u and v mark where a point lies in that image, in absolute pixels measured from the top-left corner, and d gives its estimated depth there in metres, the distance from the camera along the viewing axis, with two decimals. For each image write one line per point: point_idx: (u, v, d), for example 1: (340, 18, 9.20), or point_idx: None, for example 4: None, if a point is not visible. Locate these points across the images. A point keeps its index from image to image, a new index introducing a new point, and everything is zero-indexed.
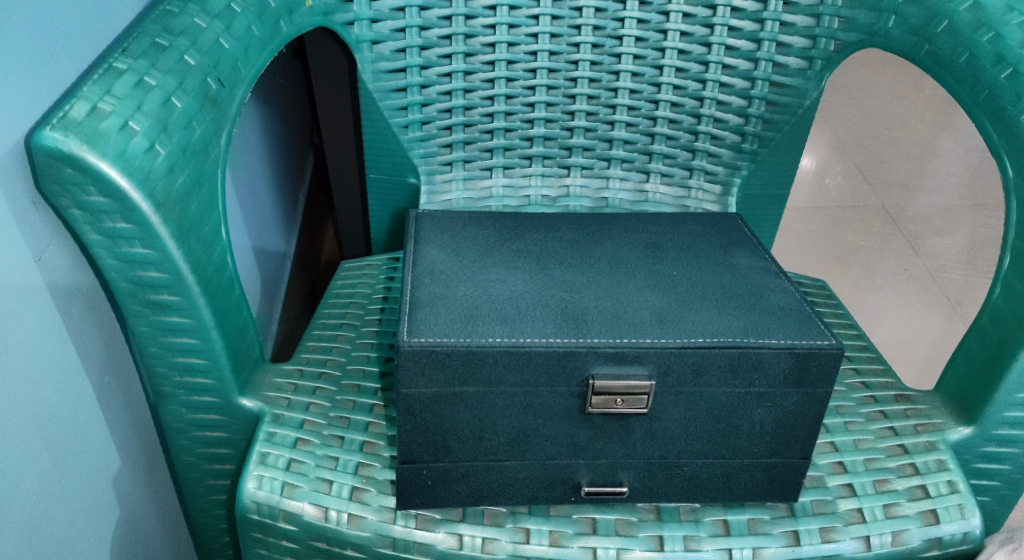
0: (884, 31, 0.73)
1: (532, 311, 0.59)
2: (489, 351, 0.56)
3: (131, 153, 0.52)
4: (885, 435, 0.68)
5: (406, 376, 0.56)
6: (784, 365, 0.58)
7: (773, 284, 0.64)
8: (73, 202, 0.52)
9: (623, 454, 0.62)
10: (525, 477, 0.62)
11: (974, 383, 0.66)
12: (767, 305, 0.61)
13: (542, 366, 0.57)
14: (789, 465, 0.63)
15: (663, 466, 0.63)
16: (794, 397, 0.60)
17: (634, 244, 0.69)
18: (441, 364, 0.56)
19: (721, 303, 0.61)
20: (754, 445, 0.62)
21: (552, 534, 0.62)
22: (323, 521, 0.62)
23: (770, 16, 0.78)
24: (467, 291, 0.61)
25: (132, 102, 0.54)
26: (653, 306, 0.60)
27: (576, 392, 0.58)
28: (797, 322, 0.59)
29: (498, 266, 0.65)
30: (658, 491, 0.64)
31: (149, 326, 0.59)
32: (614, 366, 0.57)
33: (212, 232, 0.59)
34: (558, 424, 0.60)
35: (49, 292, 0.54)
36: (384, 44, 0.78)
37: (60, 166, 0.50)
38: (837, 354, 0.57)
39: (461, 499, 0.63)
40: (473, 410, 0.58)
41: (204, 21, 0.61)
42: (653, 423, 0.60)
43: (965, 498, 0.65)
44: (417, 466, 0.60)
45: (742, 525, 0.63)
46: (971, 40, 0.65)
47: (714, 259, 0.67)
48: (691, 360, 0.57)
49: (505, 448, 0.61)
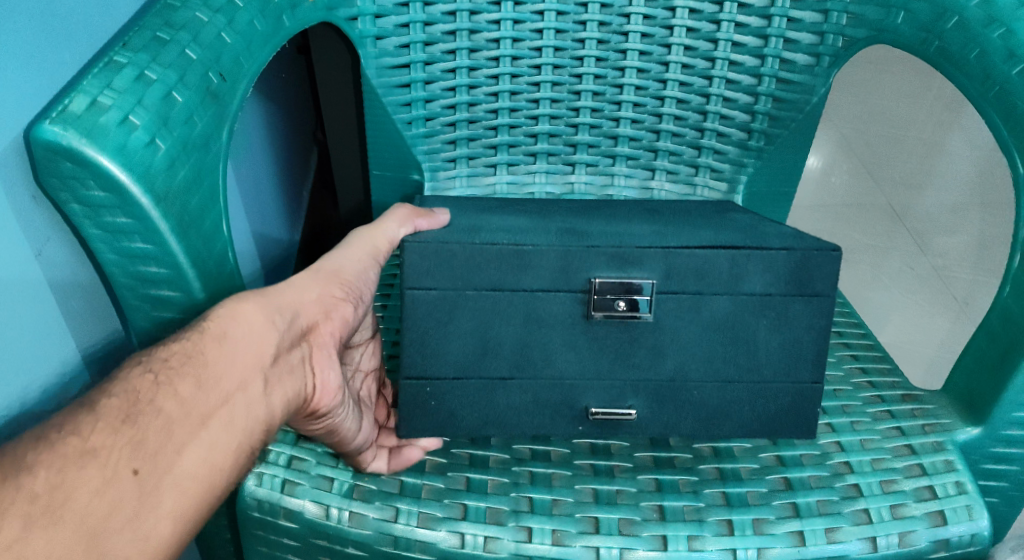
0: (893, 27, 0.72)
1: (537, 232, 0.62)
2: (493, 249, 0.58)
3: (131, 147, 0.52)
4: (893, 435, 0.68)
5: (413, 273, 0.58)
6: (782, 266, 0.59)
7: (765, 224, 0.66)
8: (73, 196, 0.52)
9: (631, 377, 0.62)
10: (533, 399, 0.62)
11: (983, 382, 0.67)
12: (757, 230, 0.64)
13: (546, 267, 0.59)
14: (800, 391, 0.63)
15: (673, 391, 0.62)
16: (797, 306, 0.60)
17: (635, 210, 0.71)
18: (446, 258, 0.58)
19: (714, 228, 0.64)
20: (762, 368, 0.62)
21: (555, 533, 0.60)
22: (324, 520, 0.61)
23: (777, 12, 0.77)
24: (471, 222, 0.65)
25: (131, 96, 0.53)
26: (650, 230, 0.63)
27: (580, 298, 0.60)
28: (788, 236, 0.62)
29: (498, 214, 0.68)
30: (667, 423, 0.63)
31: (150, 322, 0.58)
32: (616, 269, 0.59)
33: (214, 227, 0.59)
34: (565, 334, 0.61)
35: (47, 285, 0.55)
36: (388, 40, 0.77)
37: (60, 160, 0.50)
38: (834, 255, 0.59)
39: (467, 423, 0.63)
40: (475, 315, 0.60)
41: (206, 15, 0.61)
42: (659, 337, 0.61)
43: (973, 500, 0.64)
44: (423, 381, 0.61)
45: (746, 525, 0.62)
46: (982, 36, 0.65)
47: (709, 215, 0.69)
48: (692, 263, 0.59)
49: (511, 365, 0.61)
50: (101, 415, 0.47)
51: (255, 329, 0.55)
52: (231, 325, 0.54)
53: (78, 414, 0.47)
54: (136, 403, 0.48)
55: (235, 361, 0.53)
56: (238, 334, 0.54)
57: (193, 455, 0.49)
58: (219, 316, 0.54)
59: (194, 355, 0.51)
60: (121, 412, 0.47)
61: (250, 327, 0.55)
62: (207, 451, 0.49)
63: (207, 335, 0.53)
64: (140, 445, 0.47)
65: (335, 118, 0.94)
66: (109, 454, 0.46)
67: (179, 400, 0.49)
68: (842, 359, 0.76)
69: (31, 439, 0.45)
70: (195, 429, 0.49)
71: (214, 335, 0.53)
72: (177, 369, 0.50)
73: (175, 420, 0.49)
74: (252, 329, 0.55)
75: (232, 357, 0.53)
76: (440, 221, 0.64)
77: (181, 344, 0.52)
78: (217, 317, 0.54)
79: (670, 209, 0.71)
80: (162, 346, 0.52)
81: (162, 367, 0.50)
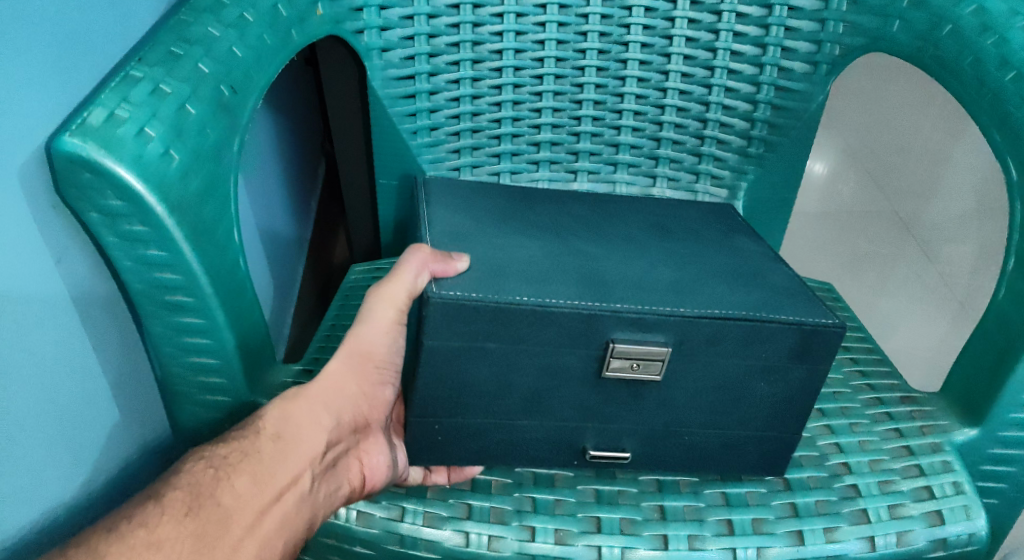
0: (889, 36, 0.74)
1: (555, 276, 0.61)
2: (517, 311, 0.57)
3: (147, 158, 0.54)
4: (891, 436, 0.69)
5: (433, 328, 0.57)
6: (790, 340, 0.60)
7: (771, 262, 0.67)
8: (91, 205, 0.54)
9: (628, 422, 0.63)
10: (537, 437, 0.64)
11: (979, 384, 0.68)
12: (774, 285, 0.63)
13: (566, 328, 0.58)
14: (783, 441, 0.65)
15: (666, 434, 0.64)
16: (799, 372, 0.61)
17: (642, 224, 0.72)
18: (469, 317, 0.57)
19: (725, 277, 0.64)
20: (754, 419, 0.64)
21: (557, 533, 0.62)
22: (332, 518, 0.63)
23: (775, 21, 0.79)
24: (491, 253, 0.63)
25: (147, 109, 0.56)
26: (668, 279, 0.62)
27: (595, 356, 0.60)
28: (807, 305, 0.61)
29: (515, 235, 0.67)
30: (657, 458, 0.65)
31: (165, 327, 0.60)
32: (634, 332, 0.58)
33: (225, 235, 0.61)
34: (572, 388, 0.61)
35: (68, 292, 0.57)
36: (393, 52, 0.79)
37: (79, 171, 0.52)
38: (840, 333, 0.59)
39: (470, 457, 0.64)
40: (492, 365, 0.60)
41: (218, 30, 0.63)
42: (662, 392, 0.62)
43: (970, 500, 0.65)
44: (431, 420, 0.62)
45: (746, 525, 0.63)
46: (976, 44, 0.66)
47: (716, 240, 0.70)
48: (706, 330, 0.59)
49: (518, 408, 0.62)
50: (167, 506, 0.52)
51: (307, 429, 0.60)
52: (286, 426, 0.59)
53: (147, 505, 0.52)
54: (198, 497, 0.53)
55: (289, 458, 0.58)
56: (290, 433, 0.59)
57: (247, 548, 0.53)
58: (274, 416, 0.59)
59: (250, 454, 0.57)
60: (185, 505, 0.53)
61: (303, 426, 0.60)
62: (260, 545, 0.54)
63: (264, 436, 0.58)
64: (201, 536, 0.52)
65: (341, 132, 0.95)
66: (172, 544, 0.51)
67: (237, 496, 0.55)
68: (841, 361, 0.78)
69: (106, 529, 0.51)
70: (250, 523, 0.54)
71: (270, 436, 0.58)
72: (235, 467, 0.56)
73: (233, 516, 0.54)
74: (305, 427, 0.60)
75: (286, 457, 0.58)
76: (458, 268, 0.59)
77: (239, 442, 0.57)
78: (272, 417, 0.60)
79: (679, 230, 0.72)
80: (223, 445, 0.57)
81: (223, 463, 0.56)
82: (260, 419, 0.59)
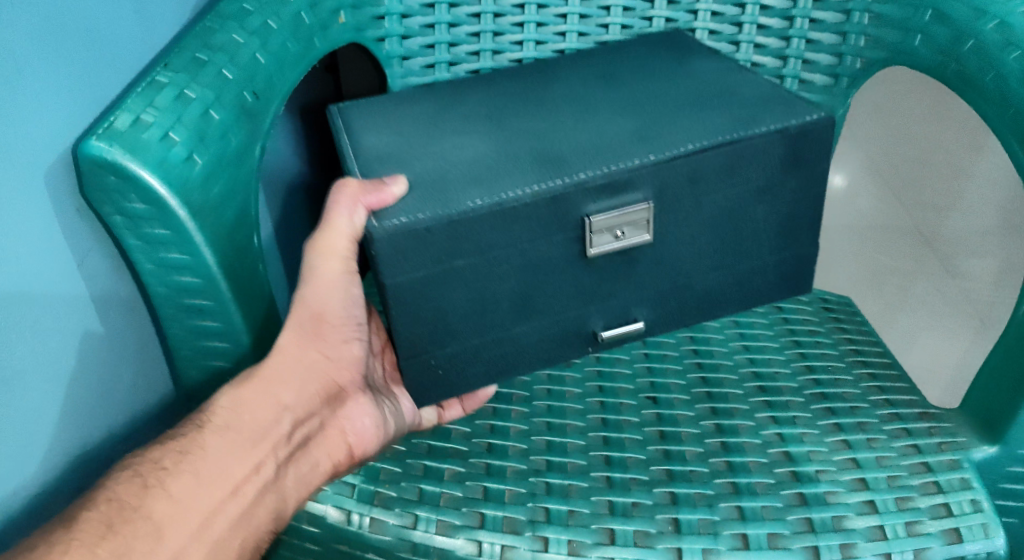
0: (911, 49, 0.74)
1: (508, 166, 0.64)
2: (476, 217, 0.61)
3: (170, 162, 0.55)
4: (909, 453, 0.68)
5: (388, 265, 0.61)
6: (778, 147, 0.65)
7: (730, 83, 0.71)
8: (115, 209, 0.54)
9: (630, 291, 0.69)
10: (536, 340, 0.69)
11: (999, 400, 0.68)
12: (744, 97, 0.68)
13: (534, 218, 0.62)
14: (797, 258, 0.73)
15: (675, 291, 0.70)
16: (792, 181, 0.68)
17: (588, 77, 0.76)
18: (424, 240, 0.60)
19: (695, 110, 0.68)
20: (761, 245, 0.70)
21: (571, 544, 0.62)
22: (345, 524, 0.63)
23: (795, 35, 0.81)
24: (427, 164, 0.65)
25: (171, 113, 0.56)
26: (631, 128, 0.67)
27: (574, 237, 0.64)
28: (782, 108, 0.66)
29: (453, 133, 0.69)
30: (670, 318, 0.72)
31: (183, 330, 0.61)
32: (606, 198, 0.63)
33: (245, 239, 0.61)
34: (556, 276, 0.66)
35: (89, 294, 0.58)
36: (413, 60, 0.82)
37: (104, 174, 0.53)
38: (829, 123, 0.65)
39: (479, 376, 0.70)
40: (467, 285, 0.64)
41: (242, 37, 0.64)
42: (659, 248, 0.67)
43: (989, 518, 0.64)
44: (424, 355, 0.66)
45: (761, 539, 0.62)
46: (999, 59, 0.65)
47: (674, 71, 0.74)
48: (685, 170, 0.64)
49: (510, 315, 0.67)
50: (85, 527, 0.52)
51: (257, 415, 0.62)
52: (232, 415, 0.61)
53: (58, 529, 0.51)
54: (124, 509, 0.54)
55: (240, 451, 0.60)
56: (236, 424, 0.61)
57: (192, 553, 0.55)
58: (223, 407, 0.61)
59: (188, 453, 0.58)
60: (105, 522, 0.53)
61: (254, 414, 0.62)
62: (213, 546, 0.57)
63: (208, 432, 0.60)
64: (127, 552, 0.52)
65: None
66: None
67: (174, 502, 0.56)
68: (859, 377, 0.77)
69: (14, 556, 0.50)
70: (192, 530, 0.56)
71: (217, 427, 0.60)
72: (173, 471, 0.57)
73: (168, 523, 0.55)
74: (259, 413, 0.62)
75: (232, 453, 0.60)
76: (394, 193, 0.61)
77: (176, 442, 0.59)
78: (220, 407, 0.61)
79: (625, 76, 0.75)
80: (158, 447, 0.58)
81: (152, 469, 0.56)
82: (208, 410, 0.61)
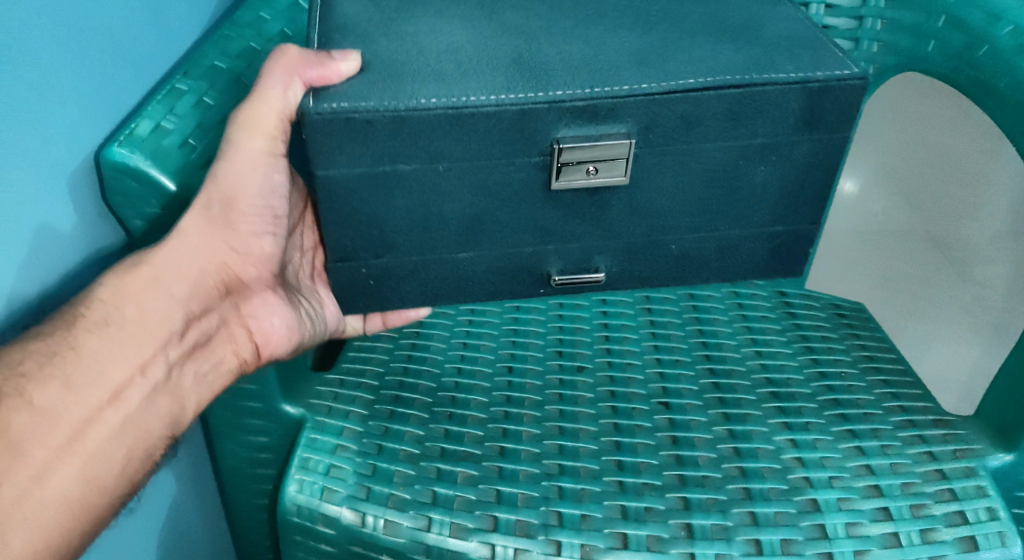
0: (924, 55, 0.74)
1: (481, 68, 0.60)
2: (431, 116, 0.57)
3: (189, 167, 0.59)
4: (924, 459, 0.68)
5: (321, 157, 0.58)
6: (794, 102, 0.60)
7: (763, 17, 0.65)
8: (137, 213, 0.59)
9: (598, 236, 0.66)
10: (484, 270, 0.67)
11: (1015, 407, 0.68)
12: (770, 36, 0.63)
13: (496, 131, 0.58)
14: (797, 232, 0.68)
15: (646, 243, 0.67)
16: (804, 145, 0.63)
17: None
18: (365, 135, 0.57)
19: (712, 39, 0.62)
20: (753, 213, 0.67)
21: (583, 547, 0.62)
22: (360, 527, 0.64)
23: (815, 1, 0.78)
24: (397, 47, 0.61)
25: (190, 120, 0.60)
26: (634, 48, 0.62)
27: (539, 164, 0.61)
28: (808, 54, 0.61)
29: (430, 16, 0.65)
30: (635, 273, 0.69)
31: None
32: (581, 127, 0.59)
33: None
34: (515, 207, 0.63)
35: None
36: None
37: (126, 179, 0.57)
38: (859, 85, 0.60)
39: (413, 298, 0.68)
40: (409, 192, 0.61)
41: (259, 45, 0.67)
42: (633, 196, 0.64)
43: (1005, 526, 0.64)
44: (356, 264, 0.65)
45: (774, 545, 0.63)
46: (1015, 66, 0.65)
47: None
48: (679, 110, 0.59)
49: (459, 238, 0.64)
50: None
51: (148, 313, 0.56)
52: (114, 308, 0.55)
53: None
54: None
55: (121, 350, 0.54)
56: (121, 322, 0.55)
57: (66, 469, 0.50)
58: (102, 299, 0.54)
59: (56, 356, 0.51)
60: None
61: (147, 308, 0.56)
62: (89, 459, 0.52)
63: (85, 329, 0.53)
64: None
65: None
66: None
67: (43, 413, 0.50)
68: (872, 383, 0.76)
69: None
70: (63, 446, 0.50)
71: (97, 323, 0.54)
72: (40, 379, 0.50)
73: (35, 439, 0.49)
74: (149, 307, 0.56)
75: (113, 357, 0.54)
76: (339, 72, 0.57)
77: (42, 342, 0.51)
78: (102, 298, 0.54)
79: None
80: (20, 345, 0.51)
81: (9, 376, 0.49)
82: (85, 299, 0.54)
